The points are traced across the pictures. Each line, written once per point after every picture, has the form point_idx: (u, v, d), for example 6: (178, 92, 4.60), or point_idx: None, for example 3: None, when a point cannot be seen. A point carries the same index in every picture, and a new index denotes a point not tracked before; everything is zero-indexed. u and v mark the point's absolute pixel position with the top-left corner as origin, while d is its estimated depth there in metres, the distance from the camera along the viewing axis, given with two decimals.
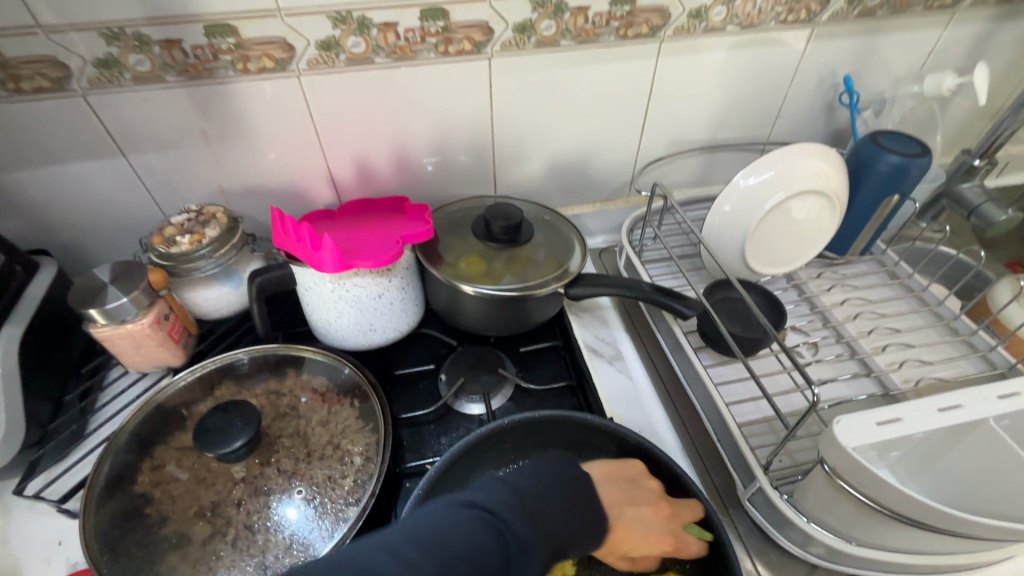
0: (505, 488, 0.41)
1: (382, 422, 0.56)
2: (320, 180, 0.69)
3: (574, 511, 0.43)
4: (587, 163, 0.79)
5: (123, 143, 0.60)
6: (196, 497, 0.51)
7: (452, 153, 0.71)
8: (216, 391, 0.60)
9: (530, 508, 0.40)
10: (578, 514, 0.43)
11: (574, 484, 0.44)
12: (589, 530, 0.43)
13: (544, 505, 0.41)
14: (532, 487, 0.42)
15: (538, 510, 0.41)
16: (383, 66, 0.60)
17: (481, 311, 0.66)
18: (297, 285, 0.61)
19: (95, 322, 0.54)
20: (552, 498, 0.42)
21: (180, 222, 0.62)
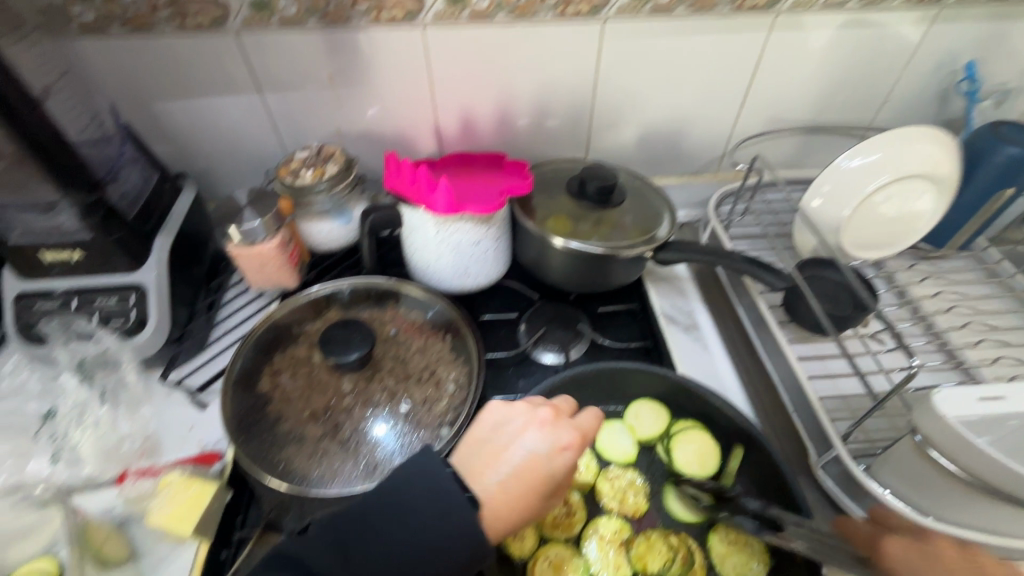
0: (329, 531, 0.41)
1: (476, 358, 0.61)
2: (427, 130, 0.74)
3: (412, 513, 0.41)
4: (680, 134, 0.79)
5: (261, 82, 0.66)
6: (311, 401, 0.58)
7: (552, 114, 0.74)
8: (325, 314, 0.67)
9: (347, 550, 0.40)
10: (421, 514, 0.41)
11: (427, 496, 0.41)
12: (453, 535, 0.40)
13: (370, 541, 0.40)
14: (364, 523, 0.41)
15: (357, 549, 0.40)
16: (502, 23, 0.63)
17: (568, 266, 0.69)
18: (404, 225, 0.67)
19: (234, 239, 0.61)
20: (378, 508, 0.41)
21: (303, 158, 0.67)
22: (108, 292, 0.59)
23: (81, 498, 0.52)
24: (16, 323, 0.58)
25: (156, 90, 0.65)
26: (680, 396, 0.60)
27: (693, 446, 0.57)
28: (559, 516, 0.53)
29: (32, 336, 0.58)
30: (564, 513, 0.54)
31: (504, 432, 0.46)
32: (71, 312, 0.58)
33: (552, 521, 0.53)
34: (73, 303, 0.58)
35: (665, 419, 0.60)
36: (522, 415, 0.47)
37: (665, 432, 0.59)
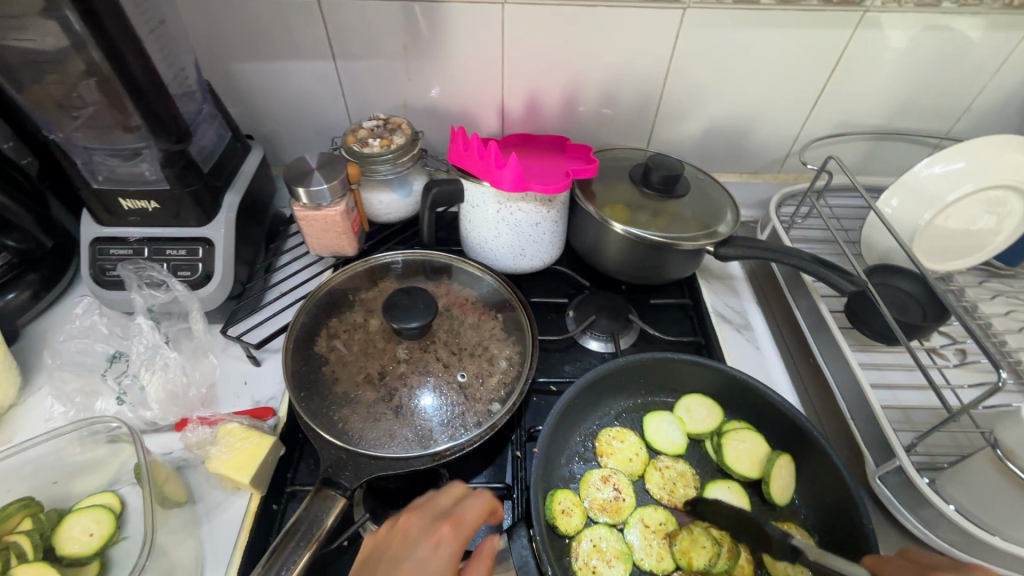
0: None
1: (529, 338, 0.61)
2: (492, 108, 0.73)
3: None
4: (746, 131, 0.78)
5: (336, 48, 0.66)
6: (366, 365, 0.59)
7: (619, 101, 0.73)
8: (380, 284, 0.67)
9: None
10: None
11: None
12: None
13: None
14: None
15: None
16: (583, 3, 0.62)
17: (626, 254, 0.69)
18: (465, 201, 0.67)
19: (300, 201, 0.61)
20: None
21: (370, 127, 0.68)
22: (179, 243, 0.61)
23: (146, 437, 0.55)
24: (91, 266, 0.60)
25: (235, 50, 0.66)
26: (733, 393, 0.60)
27: (746, 444, 0.57)
28: (608, 500, 0.54)
29: (105, 279, 0.60)
30: (613, 498, 0.54)
31: (377, 558, 0.43)
32: (143, 259, 0.60)
33: (599, 505, 0.53)
34: (145, 250, 0.60)
35: (716, 415, 0.60)
36: (389, 535, 0.44)
37: (717, 428, 0.59)
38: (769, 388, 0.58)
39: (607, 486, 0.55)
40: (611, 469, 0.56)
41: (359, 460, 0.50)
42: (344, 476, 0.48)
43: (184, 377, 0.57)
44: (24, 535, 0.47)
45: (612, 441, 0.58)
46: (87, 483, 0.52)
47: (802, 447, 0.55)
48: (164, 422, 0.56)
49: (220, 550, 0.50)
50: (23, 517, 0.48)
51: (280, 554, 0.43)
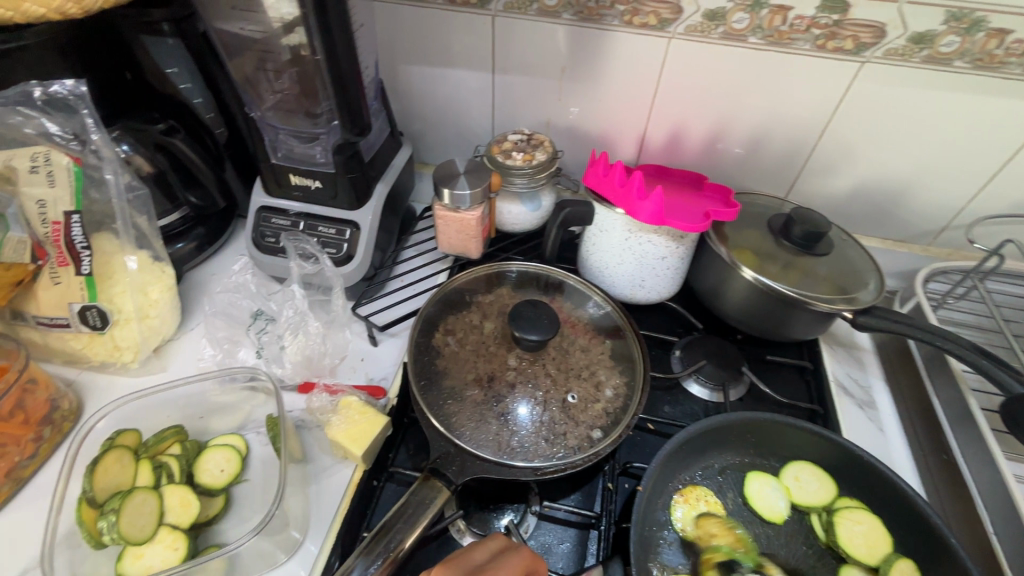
0: None
1: (640, 373, 0.60)
2: (632, 137, 0.73)
3: None
4: (901, 197, 0.72)
5: (497, 63, 0.70)
6: (476, 366, 0.61)
7: (765, 148, 0.71)
8: (496, 290, 0.69)
9: None
10: None
11: None
12: None
13: None
14: None
15: None
16: (754, 46, 0.61)
17: (750, 302, 0.66)
18: (594, 224, 0.67)
19: (443, 201, 0.66)
20: None
21: (514, 140, 0.71)
22: (330, 222, 0.66)
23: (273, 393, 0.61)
24: (254, 230, 0.67)
25: (407, 54, 0.71)
26: (853, 473, 0.55)
27: (863, 526, 0.53)
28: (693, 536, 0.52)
29: (263, 244, 0.67)
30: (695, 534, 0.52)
31: None
32: (298, 231, 0.66)
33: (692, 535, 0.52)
34: (301, 224, 0.66)
35: (828, 491, 0.56)
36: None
37: (829, 503, 0.55)
38: (898, 477, 0.53)
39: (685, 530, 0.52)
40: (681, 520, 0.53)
41: (464, 457, 0.51)
42: (450, 470, 0.50)
43: (315, 344, 0.62)
44: (173, 459, 0.52)
45: (701, 501, 0.55)
46: (221, 423, 0.58)
47: (929, 552, 0.50)
48: (291, 381, 0.61)
49: (322, 513, 0.53)
50: (174, 441, 0.54)
51: (392, 531, 0.46)
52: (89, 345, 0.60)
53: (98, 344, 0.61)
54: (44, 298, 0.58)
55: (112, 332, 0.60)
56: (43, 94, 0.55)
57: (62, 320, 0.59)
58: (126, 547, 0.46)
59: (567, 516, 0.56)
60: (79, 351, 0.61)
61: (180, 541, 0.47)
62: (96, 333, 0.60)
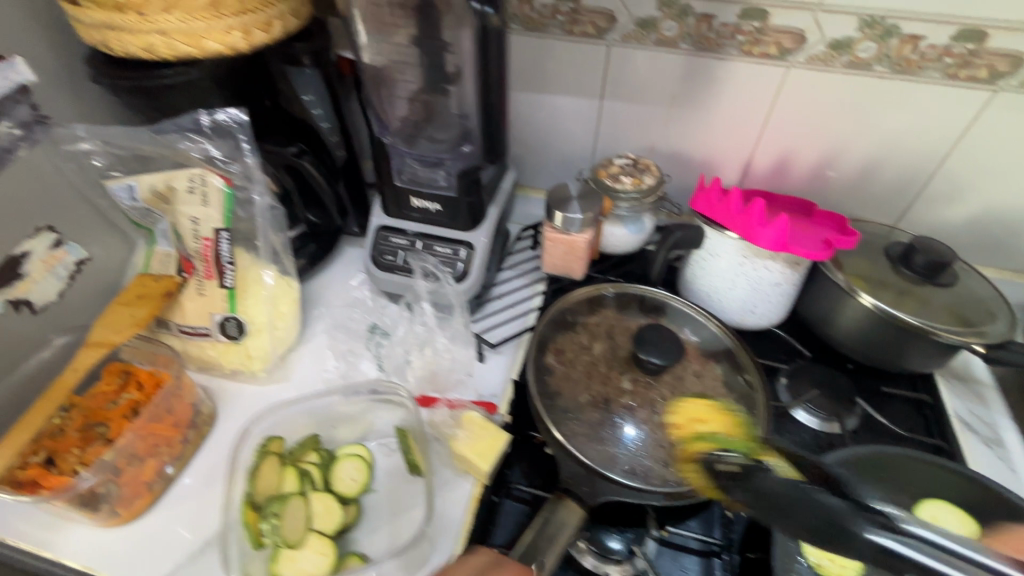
0: None
1: (760, 403, 0.60)
2: (737, 162, 0.74)
3: None
4: (1021, 228, 0.70)
5: (606, 89, 0.71)
6: (590, 388, 0.62)
7: (878, 175, 0.70)
8: (601, 312, 0.70)
9: None
10: None
11: None
12: None
13: None
14: None
15: None
16: (879, 75, 0.61)
17: (867, 331, 0.65)
18: (703, 248, 0.68)
19: (555, 223, 0.68)
20: None
21: (620, 164, 0.72)
22: (446, 242, 0.69)
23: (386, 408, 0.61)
24: (373, 248, 0.70)
25: (516, 81, 0.74)
26: (1000, 517, 0.53)
27: None
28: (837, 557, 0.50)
29: (381, 261, 0.70)
30: None
31: None
32: (416, 251, 0.69)
33: None
34: (419, 243, 0.69)
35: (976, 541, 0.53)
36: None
37: None
38: None
39: None
40: None
41: (594, 479, 0.52)
42: (583, 490, 0.51)
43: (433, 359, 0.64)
44: (313, 466, 0.55)
45: None
46: (346, 433, 0.60)
47: None
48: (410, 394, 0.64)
49: (448, 527, 0.55)
50: (311, 449, 0.57)
51: (537, 554, 0.48)
52: (225, 354, 0.64)
53: (233, 353, 0.64)
54: (190, 306, 0.63)
55: (246, 342, 0.64)
56: (207, 120, 0.60)
57: (202, 329, 0.63)
58: (280, 550, 0.49)
59: (684, 542, 0.56)
60: (214, 358, 0.64)
61: (328, 548, 0.50)
62: (232, 342, 0.64)
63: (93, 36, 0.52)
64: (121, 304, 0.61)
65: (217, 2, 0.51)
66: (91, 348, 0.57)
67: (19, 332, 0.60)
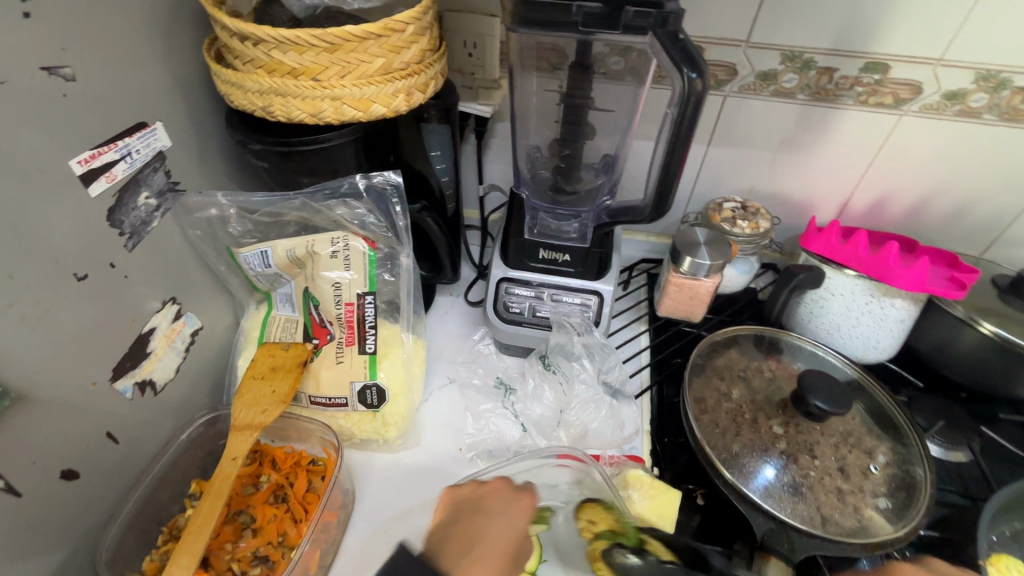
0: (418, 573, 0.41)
1: (913, 439, 0.61)
2: (837, 202, 0.76)
3: None
4: None
5: (715, 136, 0.73)
6: (742, 434, 0.60)
7: (972, 212, 0.73)
8: (727, 353, 0.69)
9: None
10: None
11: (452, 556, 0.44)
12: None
13: None
14: None
15: None
16: (987, 122, 0.65)
17: (986, 360, 0.67)
18: (823, 288, 0.70)
19: (681, 268, 0.68)
20: None
21: (731, 208, 0.73)
22: (574, 292, 0.67)
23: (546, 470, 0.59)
24: (496, 302, 0.68)
25: None
26: None
27: None
28: None
29: (506, 315, 0.68)
30: None
31: (495, 515, 0.49)
32: (543, 302, 0.67)
33: None
34: (545, 294, 0.67)
35: None
36: (532, 504, 0.50)
37: None
38: None
39: None
40: None
41: (789, 532, 0.53)
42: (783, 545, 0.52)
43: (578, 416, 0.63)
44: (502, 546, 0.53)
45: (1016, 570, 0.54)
46: None
47: None
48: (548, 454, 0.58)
49: None
50: None
51: None
52: (362, 424, 0.60)
53: (368, 422, 0.60)
54: (325, 377, 0.59)
55: (384, 410, 0.60)
56: (352, 183, 0.58)
57: (340, 399, 0.59)
58: None
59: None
60: (348, 430, 0.60)
61: None
62: (370, 411, 0.60)
63: (253, 103, 0.50)
64: (255, 378, 0.57)
65: (388, 65, 0.50)
66: (243, 432, 0.53)
67: (143, 418, 0.54)
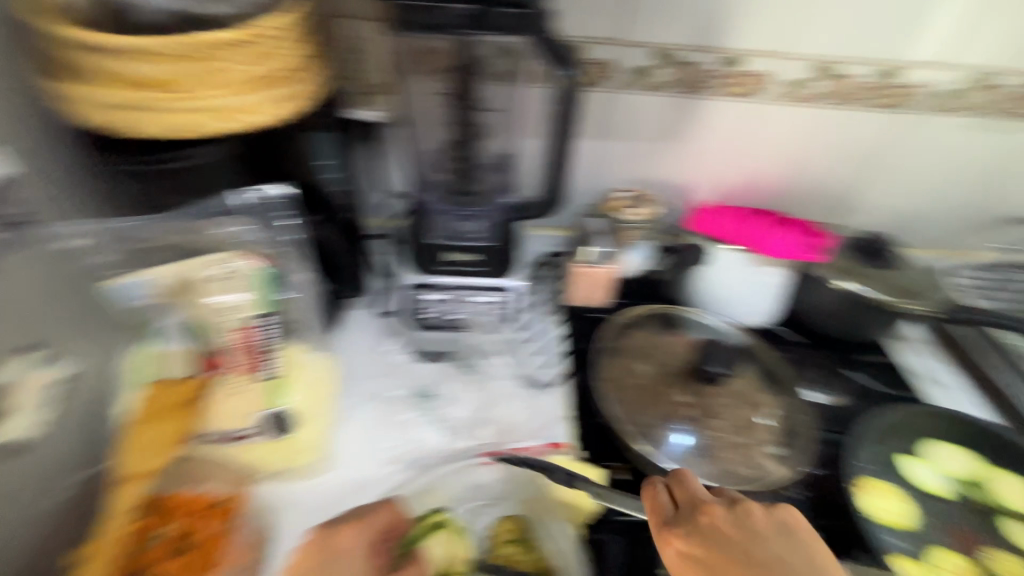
0: None
1: (791, 390, 0.69)
2: (713, 183, 0.83)
3: None
4: (929, 214, 0.87)
5: (601, 129, 0.77)
6: (650, 406, 0.64)
7: (823, 185, 0.84)
8: (631, 334, 0.73)
9: None
10: None
11: None
12: None
13: None
14: None
15: None
16: (823, 106, 0.74)
17: (842, 311, 0.77)
18: (712, 262, 0.75)
19: (580, 257, 0.72)
20: None
21: (623, 197, 0.77)
22: (480, 291, 0.66)
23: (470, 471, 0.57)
24: (406, 307, 0.68)
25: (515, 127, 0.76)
26: (969, 440, 0.69)
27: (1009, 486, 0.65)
28: (886, 506, 0.62)
29: (417, 320, 0.67)
30: (889, 505, 0.62)
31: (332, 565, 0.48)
32: (452, 304, 0.66)
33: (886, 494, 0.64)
34: (452, 296, 0.66)
35: (969, 465, 0.68)
36: (353, 530, 0.49)
37: (968, 472, 0.67)
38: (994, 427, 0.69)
39: (883, 504, 0.62)
40: (877, 510, 0.61)
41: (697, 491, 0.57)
42: None
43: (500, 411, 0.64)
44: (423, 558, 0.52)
45: (878, 490, 0.63)
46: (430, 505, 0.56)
47: None
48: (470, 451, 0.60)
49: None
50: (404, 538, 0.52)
51: None
52: (271, 454, 0.57)
53: (278, 451, 0.57)
54: (225, 410, 0.56)
55: (297, 436, 0.58)
56: (235, 201, 0.56)
57: (244, 432, 0.56)
58: None
59: None
60: (256, 463, 0.56)
61: None
62: (279, 439, 0.57)
63: (106, 120, 0.46)
64: (150, 421, 0.54)
65: (257, 73, 0.47)
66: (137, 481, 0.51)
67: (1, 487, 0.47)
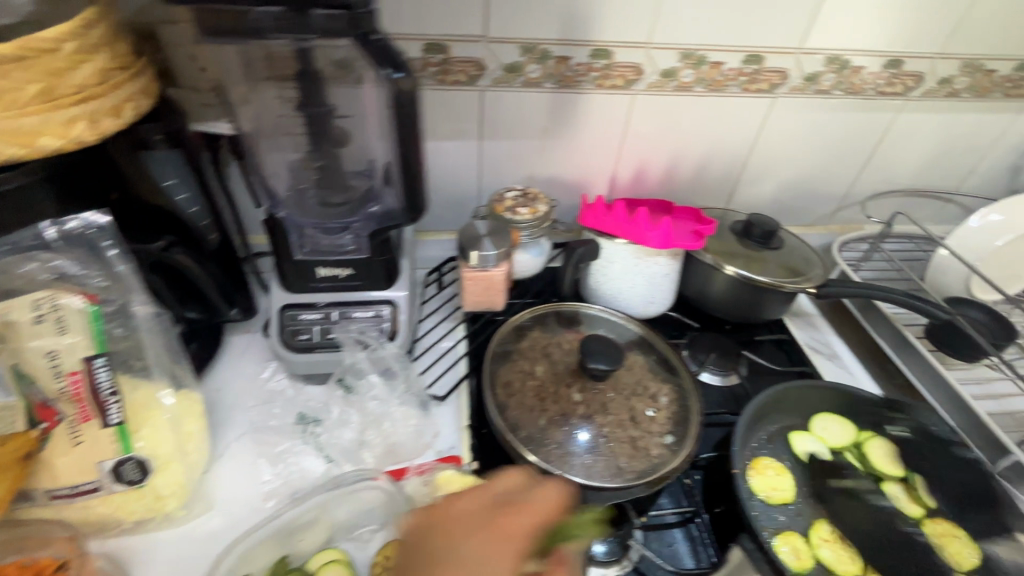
0: None
1: (685, 377, 0.69)
2: (605, 176, 0.83)
3: None
4: (813, 192, 0.90)
5: (484, 129, 0.75)
6: (544, 408, 0.63)
7: (711, 171, 0.85)
8: (528, 335, 0.72)
9: None
10: None
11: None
12: None
13: None
14: None
15: None
16: (698, 94, 0.75)
17: (734, 295, 0.78)
18: (602, 257, 0.76)
19: (469, 262, 0.69)
20: None
21: (513, 197, 0.76)
22: (364, 306, 0.65)
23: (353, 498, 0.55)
24: (281, 331, 0.63)
25: None
26: (853, 408, 0.71)
27: (884, 449, 0.67)
28: (776, 483, 0.63)
29: (294, 343, 0.63)
30: (780, 481, 0.64)
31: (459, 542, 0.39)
32: (334, 322, 0.64)
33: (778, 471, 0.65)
34: (334, 313, 0.64)
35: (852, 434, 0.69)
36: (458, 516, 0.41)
37: (852, 441, 0.68)
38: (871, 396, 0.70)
39: (777, 482, 0.63)
40: (768, 488, 0.63)
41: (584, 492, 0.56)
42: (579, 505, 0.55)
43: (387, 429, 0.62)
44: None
45: (769, 468, 0.65)
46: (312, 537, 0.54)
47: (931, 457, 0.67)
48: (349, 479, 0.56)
49: None
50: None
51: None
52: (127, 504, 0.52)
53: (134, 501, 0.52)
54: (61, 465, 0.49)
55: (150, 482, 0.52)
56: (57, 232, 0.51)
57: (89, 485, 0.51)
58: None
59: (663, 519, 0.62)
60: (113, 515, 0.52)
61: None
62: (132, 488, 0.52)
63: None
64: None
65: (50, 90, 0.42)
66: None
67: None
